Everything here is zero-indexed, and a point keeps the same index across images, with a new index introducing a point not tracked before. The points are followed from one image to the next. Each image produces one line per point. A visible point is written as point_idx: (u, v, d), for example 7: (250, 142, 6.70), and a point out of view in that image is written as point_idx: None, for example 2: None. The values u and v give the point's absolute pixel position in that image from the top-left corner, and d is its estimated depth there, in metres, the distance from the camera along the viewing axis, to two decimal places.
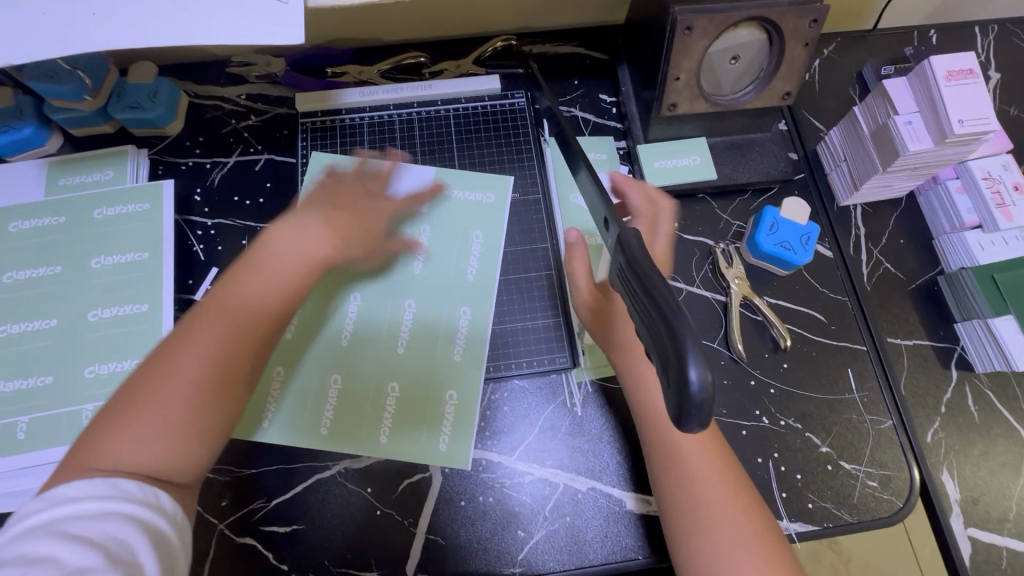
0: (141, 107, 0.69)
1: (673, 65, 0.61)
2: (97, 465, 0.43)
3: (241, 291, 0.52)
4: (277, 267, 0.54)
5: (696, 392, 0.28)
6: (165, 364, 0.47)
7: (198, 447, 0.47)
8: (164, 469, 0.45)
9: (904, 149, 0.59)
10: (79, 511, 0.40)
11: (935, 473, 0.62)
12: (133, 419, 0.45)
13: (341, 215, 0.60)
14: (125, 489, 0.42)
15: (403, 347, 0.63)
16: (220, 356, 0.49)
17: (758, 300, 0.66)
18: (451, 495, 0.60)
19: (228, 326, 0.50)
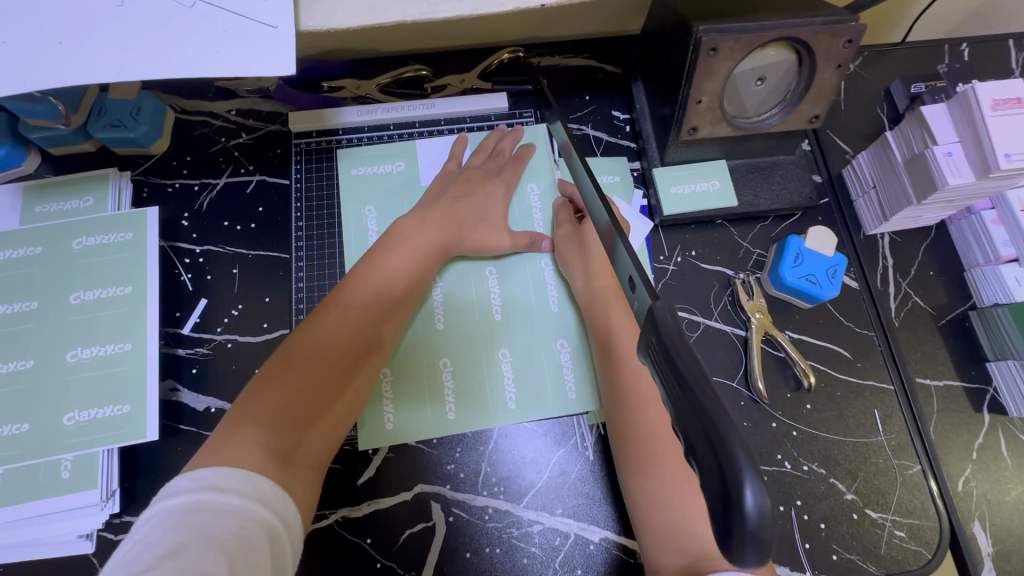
0: (123, 126, 0.64)
1: (695, 88, 0.57)
2: (239, 446, 0.45)
3: (369, 286, 0.57)
4: (402, 266, 0.59)
5: (751, 521, 0.24)
6: (301, 349, 0.52)
7: (319, 440, 0.51)
8: (291, 455, 0.48)
9: (943, 182, 0.55)
10: (226, 507, 0.40)
11: (965, 523, 0.59)
12: (268, 402, 0.49)
13: (453, 209, 0.63)
14: (261, 490, 0.43)
15: (480, 336, 0.62)
16: (354, 346, 0.54)
17: (781, 336, 0.63)
18: (456, 546, 0.57)
19: (359, 318, 0.55)
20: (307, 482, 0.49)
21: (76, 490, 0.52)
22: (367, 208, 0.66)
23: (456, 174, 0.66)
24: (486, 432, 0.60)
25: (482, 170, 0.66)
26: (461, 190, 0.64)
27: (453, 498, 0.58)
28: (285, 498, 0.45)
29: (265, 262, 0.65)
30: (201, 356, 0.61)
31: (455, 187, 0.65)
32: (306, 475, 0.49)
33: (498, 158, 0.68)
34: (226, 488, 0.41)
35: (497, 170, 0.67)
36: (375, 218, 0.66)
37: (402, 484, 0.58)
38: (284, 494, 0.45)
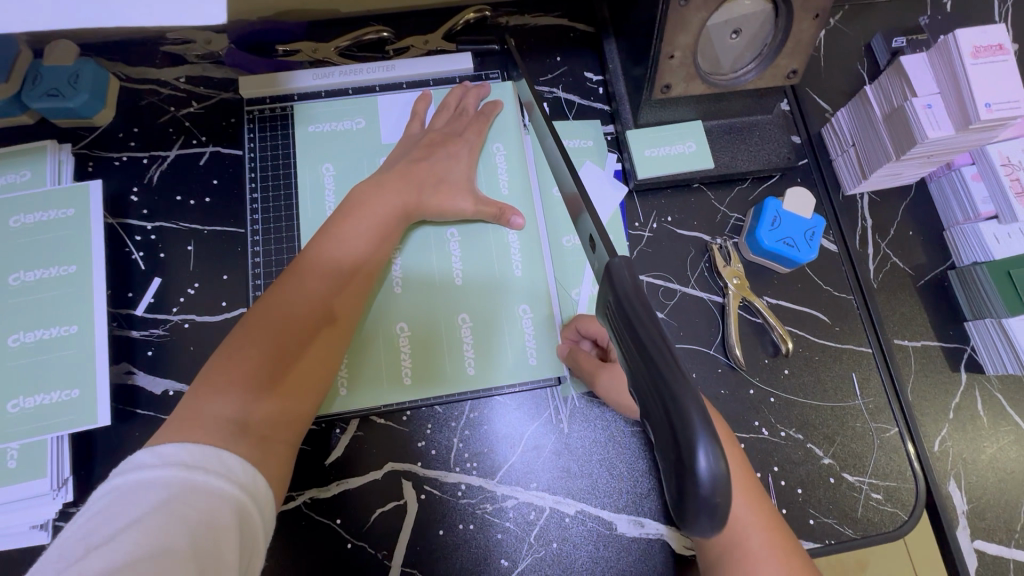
0: (61, 94, 0.60)
1: (667, 43, 0.54)
2: (202, 425, 0.43)
3: (329, 254, 0.54)
4: (364, 232, 0.56)
5: (705, 481, 0.24)
6: (261, 322, 0.49)
7: (287, 416, 0.48)
8: (260, 430, 0.45)
9: (921, 136, 0.53)
10: (190, 483, 0.38)
11: (941, 483, 0.58)
12: (230, 378, 0.46)
13: (413, 173, 0.59)
14: (229, 468, 0.40)
15: (441, 301, 0.60)
16: (318, 316, 0.51)
17: (758, 301, 0.61)
18: (429, 523, 0.55)
19: (322, 288, 0.52)
20: (282, 458, 0.47)
21: (24, 480, 0.50)
22: (324, 166, 0.63)
23: (420, 136, 0.63)
24: (458, 406, 0.58)
25: (444, 132, 0.63)
26: (422, 153, 0.61)
27: (424, 475, 0.56)
28: (257, 475, 0.42)
29: (222, 238, 0.62)
30: (156, 337, 0.58)
31: (417, 149, 0.61)
32: (278, 450, 0.46)
33: (461, 116, 0.64)
34: (194, 463, 0.39)
35: (462, 131, 0.64)
36: (333, 178, 0.63)
37: (371, 463, 0.56)
38: (255, 469, 0.43)
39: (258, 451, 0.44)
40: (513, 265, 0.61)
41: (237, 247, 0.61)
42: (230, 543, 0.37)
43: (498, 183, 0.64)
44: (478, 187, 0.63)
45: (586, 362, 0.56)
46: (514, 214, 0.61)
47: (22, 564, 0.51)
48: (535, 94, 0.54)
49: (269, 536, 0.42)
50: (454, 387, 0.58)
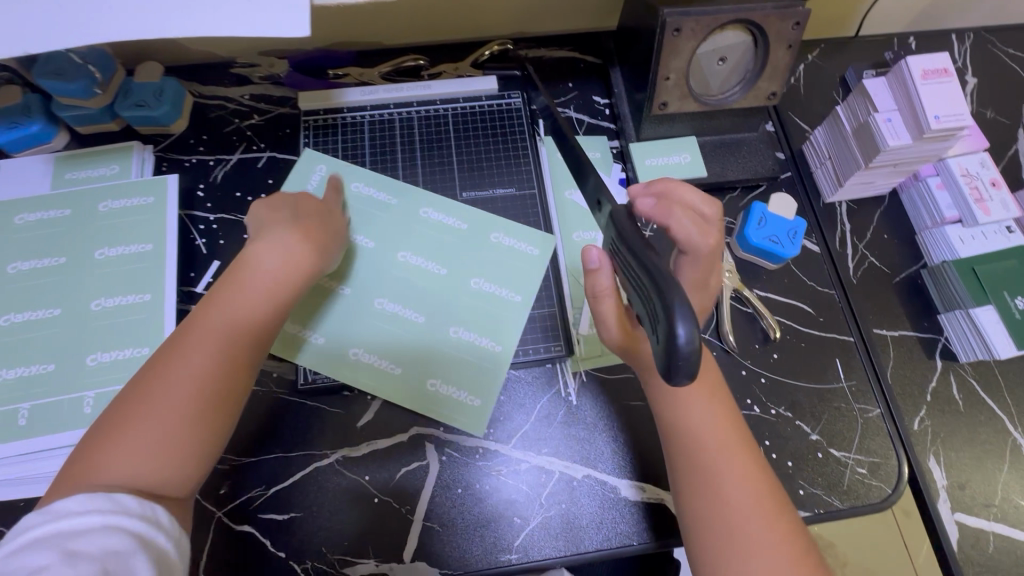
0: (146, 106, 0.71)
1: (663, 66, 0.64)
2: (94, 484, 0.44)
3: (213, 308, 0.53)
4: (246, 284, 0.55)
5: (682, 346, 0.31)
6: (158, 380, 0.49)
7: (184, 471, 0.48)
8: (153, 486, 0.46)
9: (883, 145, 0.62)
10: (88, 526, 0.41)
11: (922, 460, 0.63)
12: (121, 435, 0.47)
13: (315, 231, 0.60)
14: (124, 504, 0.43)
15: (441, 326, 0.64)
16: (204, 375, 0.50)
17: (748, 292, 0.68)
18: (448, 482, 0.61)
19: (204, 345, 0.51)
20: (180, 507, 0.48)
21: None
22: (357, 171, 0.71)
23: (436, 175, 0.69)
24: None
25: (326, 202, 0.64)
26: (316, 212, 0.62)
27: (446, 439, 0.62)
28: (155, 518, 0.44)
29: None
30: None
31: (314, 208, 0.62)
32: (175, 501, 0.47)
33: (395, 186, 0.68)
34: (86, 509, 0.41)
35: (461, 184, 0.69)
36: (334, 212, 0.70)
37: (397, 426, 0.62)
38: (155, 506, 0.45)
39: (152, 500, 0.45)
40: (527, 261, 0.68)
41: None
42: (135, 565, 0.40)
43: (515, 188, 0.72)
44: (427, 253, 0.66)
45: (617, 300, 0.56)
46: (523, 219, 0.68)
47: None
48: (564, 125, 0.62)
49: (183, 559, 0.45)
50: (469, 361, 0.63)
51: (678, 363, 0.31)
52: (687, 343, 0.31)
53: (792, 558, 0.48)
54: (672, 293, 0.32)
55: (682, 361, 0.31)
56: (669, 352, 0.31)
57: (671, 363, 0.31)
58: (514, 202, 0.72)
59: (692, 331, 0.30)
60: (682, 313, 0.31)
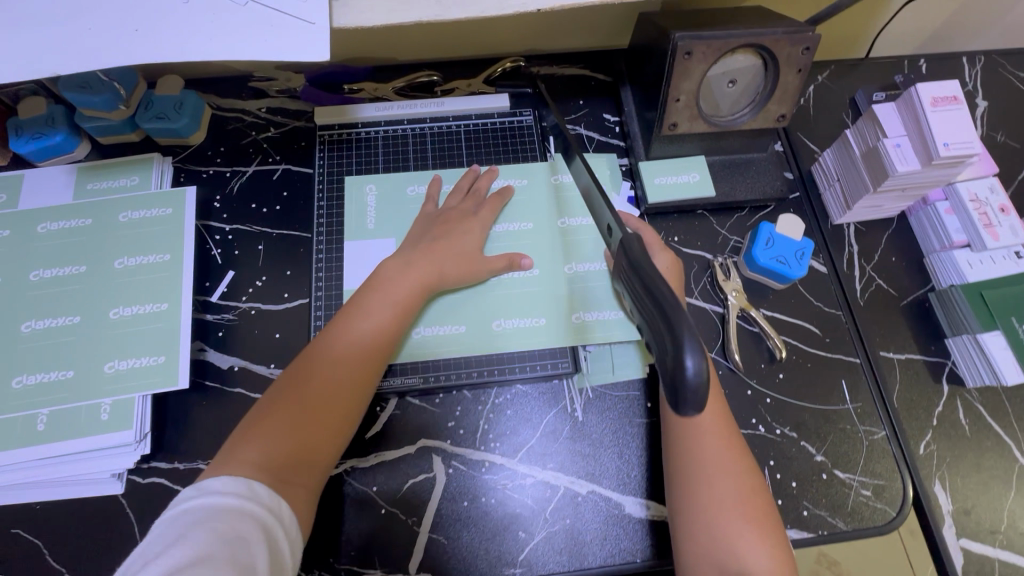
0: (167, 118, 0.73)
1: (674, 87, 0.65)
2: (236, 466, 0.51)
3: (350, 323, 0.60)
4: (385, 302, 0.62)
5: (691, 377, 0.31)
6: (299, 382, 0.57)
7: (309, 466, 0.54)
8: (285, 476, 0.52)
9: (892, 170, 0.63)
10: (225, 505, 0.47)
11: (927, 484, 0.63)
12: (265, 424, 0.54)
13: (434, 251, 0.65)
14: (257, 492, 0.49)
15: (481, 329, 0.66)
16: (338, 384, 0.57)
17: (755, 311, 0.69)
18: (454, 495, 0.61)
19: (340, 358, 0.58)
20: (305, 499, 0.54)
21: (111, 432, 0.58)
22: (367, 186, 0.73)
23: (443, 210, 0.70)
24: (485, 392, 0.66)
25: (459, 211, 0.69)
26: (440, 231, 0.67)
27: (453, 452, 0.63)
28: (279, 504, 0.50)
29: (290, 240, 0.72)
30: (226, 321, 0.68)
31: (435, 228, 0.68)
32: (301, 492, 0.53)
33: (474, 195, 0.71)
34: (226, 491, 0.48)
35: (473, 208, 0.70)
36: (374, 197, 0.72)
37: (405, 439, 0.63)
38: (280, 498, 0.51)
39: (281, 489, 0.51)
40: (537, 277, 0.69)
41: (301, 247, 0.71)
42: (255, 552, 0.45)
43: (527, 207, 0.72)
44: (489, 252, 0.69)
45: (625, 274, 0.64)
46: (523, 257, 0.68)
47: (100, 508, 0.58)
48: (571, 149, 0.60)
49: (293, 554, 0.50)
50: (479, 377, 0.65)
51: (685, 397, 0.31)
52: (696, 376, 0.31)
53: (751, 490, 0.54)
54: (681, 322, 0.32)
55: (689, 397, 0.31)
56: (676, 388, 0.31)
57: (679, 392, 0.32)
58: (523, 221, 0.71)
59: (701, 363, 0.31)
60: (691, 346, 0.31)
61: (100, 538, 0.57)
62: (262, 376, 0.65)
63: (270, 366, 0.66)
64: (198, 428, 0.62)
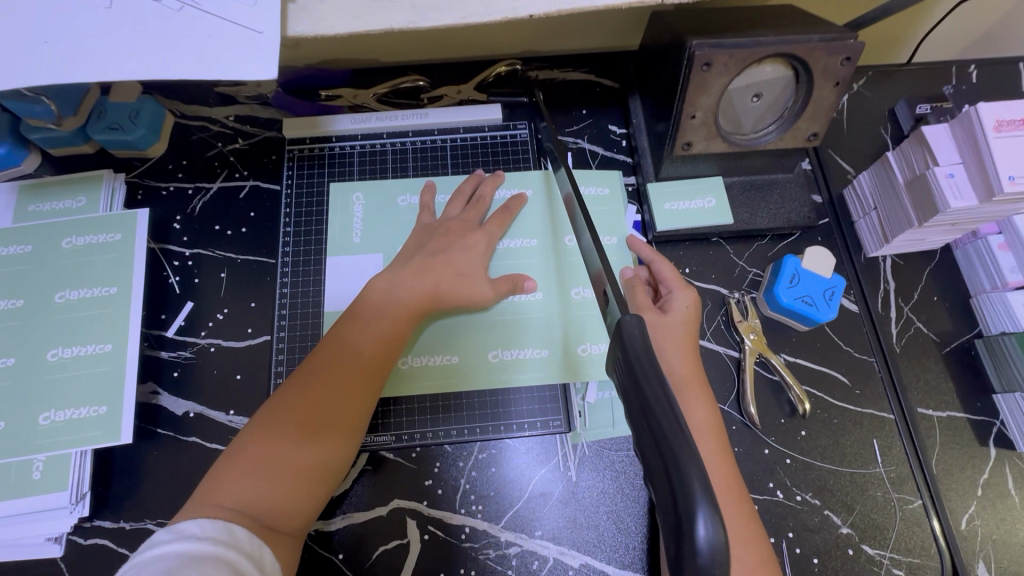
0: (121, 129, 0.65)
1: (690, 103, 0.56)
2: (213, 509, 0.45)
3: (344, 345, 0.54)
4: (380, 322, 0.55)
5: (701, 547, 0.26)
6: (285, 412, 0.50)
7: (298, 506, 0.48)
8: (270, 519, 0.47)
9: (944, 205, 0.54)
10: (200, 552, 0.41)
11: (969, 563, 0.55)
12: (248, 459, 0.48)
13: (430, 267, 0.58)
14: (236, 538, 0.43)
15: (475, 359, 0.60)
16: (329, 414, 0.51)
17: (775, 358, 0.60)
18: (430, 566, 0.55)
19: (332, 386, 0.52)
20: (290, 547, 0.48)
21: (47, 491, 0.52)
22: (355, 195, 0.65)
23: (436, 226, 0.62)
24: (467, 447, 0.59)
25: (461, 223, 0.62)
26: (438, 245, 0.60)
27: (430, 515, 0.56)
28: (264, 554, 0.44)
29: (256, 267, 0.64)
30: (183, 359, 0.61)
31: (434, 240, 0.60)
32: (285, 538, 0.47)
33: (478, 207, 0.63)
34: (205, 536, 0.42)
35: (479, 222, 0.62)
36: (362, 206, 0.65)
37: (376, 500, 0.57)
38: (263, 543, 0.45)
39: (265, 534, 0.46)
40: (529, 315, 0.61)
41: (265, 276, 0.64)
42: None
43: (523, 234, 0.64)
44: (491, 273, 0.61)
45: (640, 293, 0.56)
46: (526, 280, 0.61)
47: (35, 574, 0.52)
48: (574, 189, 0.52)
49: None
50: (462, 432, 0.59)
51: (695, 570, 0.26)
52: (708, 542, 0.26)
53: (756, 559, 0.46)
54: (691, 462, 0.28)
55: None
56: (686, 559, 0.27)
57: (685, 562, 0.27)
58: (515, 249, 0.63)
59: (715, 528, 0.26)
60: (702, 509, 0.27)
61: None
62: (220, 424, 0.58)
63: (229, 413, 0.59)
64: (146, 483, 0.56)
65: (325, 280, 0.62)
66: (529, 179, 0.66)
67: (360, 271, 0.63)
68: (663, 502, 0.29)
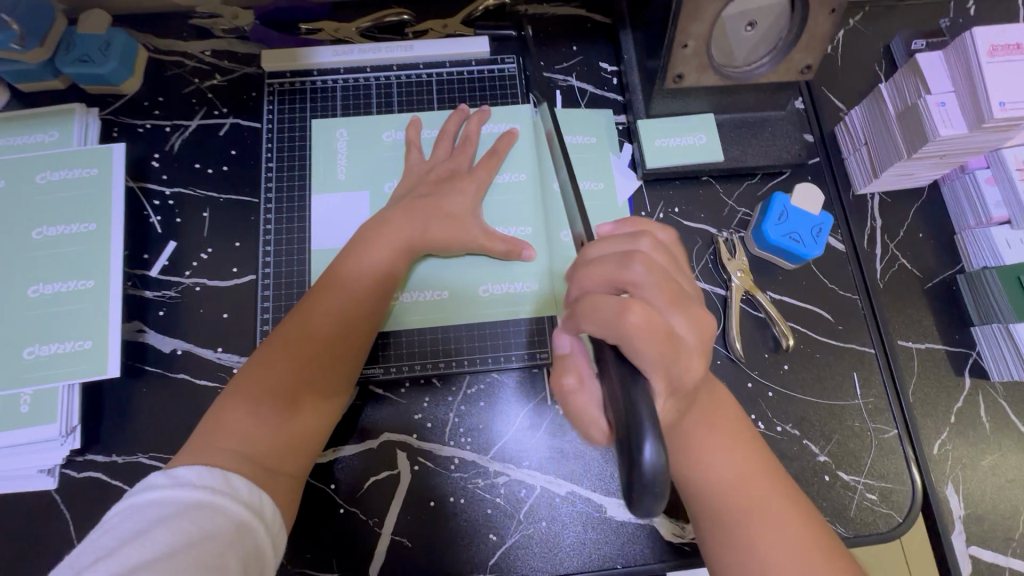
0: (91, 61, 0.63)
1: (681, 31, 0.55)
2: (213, 453, 0.45)
3: (340, 290, 0.53)
4: (369, 265, 0.54)
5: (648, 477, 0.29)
6: (278, 359, 0.49)
7: (295, 450, 0.48)
8: (268, 462, 0.46)
9: (934, 134, 0.54)
10: (192, 500, 0.41)
11: (939, 486, 0.58)
12: (241, 407, 0.47)
13: (420, 210, 0.57)
14: (232, 486, 0.42)
15: (464, 296, 0.60)
16: (323, 360, 0.50)
17: (761, 295, 0.61)
18: (420, 495, 0.56)
19: (325, 330, 0.51)
20: (291, 488, 0.48)
21: (37, 424, 0.53)
22: (338, 131, 0.64)
23: (428, 167, 0.60)
24: (456, 381, 0.59)
25: (450, 167, 0.60)
26: (429, 188, 0.58)
27: (419, 447, 0.57)
28: (262, 495, 0.44)
29: (239, 207, 0.63)
30: (169, 299, 0.60)
31: (424, 184, 0.59)
32: (287, 477, 0.48)
33: (467, 148, 0.61)
34: (198, 484, 0.41)
35: (468, 166, 0.61)
36: (346, 142, 0.63)
37: (366, 433, 0.57)
38: (261, 490, 0.44)
39: (267, 475, 0.46)
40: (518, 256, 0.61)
41: (249, 215, 0.63)
42: (228, 553, 0.39)
43: (513, 171, 0.63)
44: (483, 219, 0.60)
45: None
46: (524, 248, 0.59)
47: (26, 506, 0.53)
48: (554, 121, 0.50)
49: (277, 551, 0.44)
50: (452, 364, 0.59)
51: (643, 487, 0.29)
52: (653, 467, 0.28)
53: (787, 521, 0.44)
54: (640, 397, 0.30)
55: (647, 490, 0.29)
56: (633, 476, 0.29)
57: (635, 487, 0.29)
58: (504, 187, 0.62)
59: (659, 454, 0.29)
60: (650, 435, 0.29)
61: (30, 539, 0.53)
62: (209, 361, 0.58)
63: (217, 350, 0.59)
64: (136, 418, 0.56)
65: (310, 218, 0.61)
66: (519, 115, 0.65)
67: (346, 208, 0.61)
68: (623, 433, 0.31)
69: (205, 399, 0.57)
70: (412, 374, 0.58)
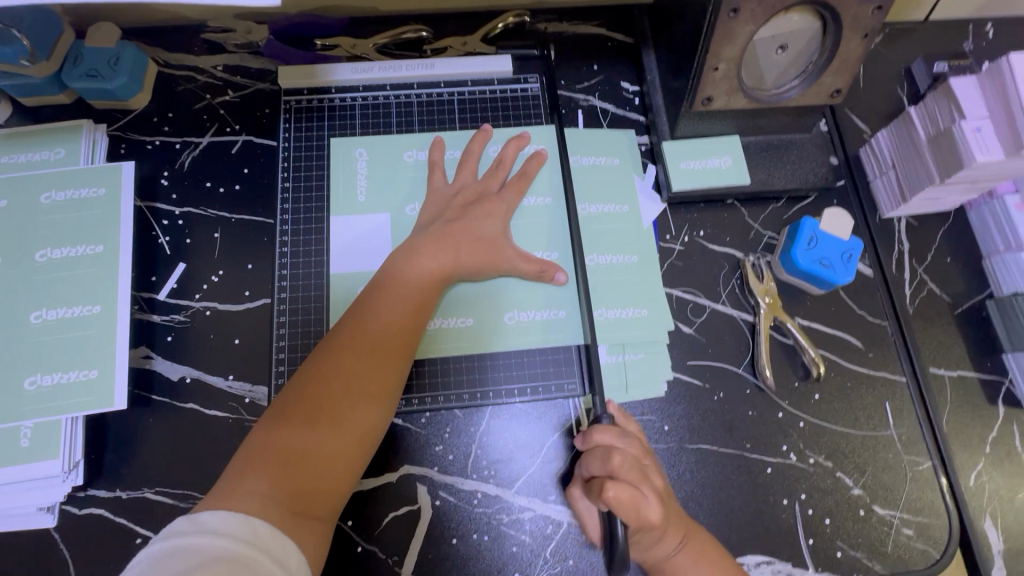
0: (99, 76, 0.60)
1: (713, 54, 0.54)
2: (242, 495, 0.42)
3: (373, 318, 0.51)
4: (404, 290, 0.52)
5: None
6: (311, 392, 0.47)
7: (328, 490, 0.45)
8: (299, 504, 0.43)
9: (970, 160, 0.53)
10: (216, 549, 0.38)
11: (977, 521, 0.56)
12: (273, 443, 0.44)
13: (448, 236, 0.55)
14: (256, 534, 0.40)
15: (488, 325, 0.58)
16: (357, 392, 0.48)
17: (790, 322, 0.59)
18: (442, 532, 0.54)
19: (358, 365, 0.48)
20: (321, 533, 0.44)
21: (38, 459, 0.50)
22: (357, 151, 0.62)
23: (452, 191, 0.59)
24: (480, 413, 0.57)
25: (476, 190, 0.59)
26: (455, 213, 0.57)
27: (441, 481, 0.55)
28: (287, 543, 0.41)
29: (251, 227, 0.61)
30: (176, 323, 0.57)
31: (451, 209, 0.57)
32: (317, 522, 0.44)
33: (498, 171, 0.60)
34: (223, 531, 0.39)
35: (496, 189, 0.59)
36: (365, 162, 0.61)
37: (386, 465, 0.55)
38: (286, 539, 0.41)
39: (295, 515, 0.42)
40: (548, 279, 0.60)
41: (262, 236, 0.60)
42: None
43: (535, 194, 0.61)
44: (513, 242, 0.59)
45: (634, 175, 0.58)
46: (556, 271, 0.58)
47: (21, 549, 0.50)
48: None
49: None
50: (475, 396, 0.57)
51: None
52: None
53: None
54: None
55: None
56: None
57: None
58: (527, 211, 0.61)
59: None
60: None
61: None
62: (219, 390, 0.56)
63: (228, 379, 0.56)
64: (140, 452, 0.53)
65: (327, 241, 0.59)
66: (543, 136, 0.64)
67: (365, 230, 0.59)
68: None
69: (214, 431, 0.54)
70: (437, 404, 0.56)
